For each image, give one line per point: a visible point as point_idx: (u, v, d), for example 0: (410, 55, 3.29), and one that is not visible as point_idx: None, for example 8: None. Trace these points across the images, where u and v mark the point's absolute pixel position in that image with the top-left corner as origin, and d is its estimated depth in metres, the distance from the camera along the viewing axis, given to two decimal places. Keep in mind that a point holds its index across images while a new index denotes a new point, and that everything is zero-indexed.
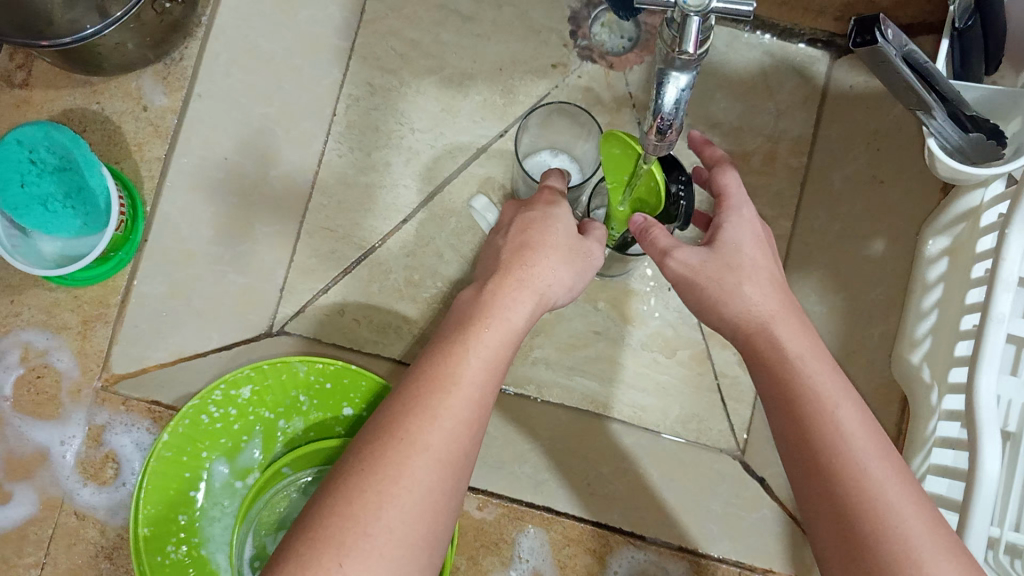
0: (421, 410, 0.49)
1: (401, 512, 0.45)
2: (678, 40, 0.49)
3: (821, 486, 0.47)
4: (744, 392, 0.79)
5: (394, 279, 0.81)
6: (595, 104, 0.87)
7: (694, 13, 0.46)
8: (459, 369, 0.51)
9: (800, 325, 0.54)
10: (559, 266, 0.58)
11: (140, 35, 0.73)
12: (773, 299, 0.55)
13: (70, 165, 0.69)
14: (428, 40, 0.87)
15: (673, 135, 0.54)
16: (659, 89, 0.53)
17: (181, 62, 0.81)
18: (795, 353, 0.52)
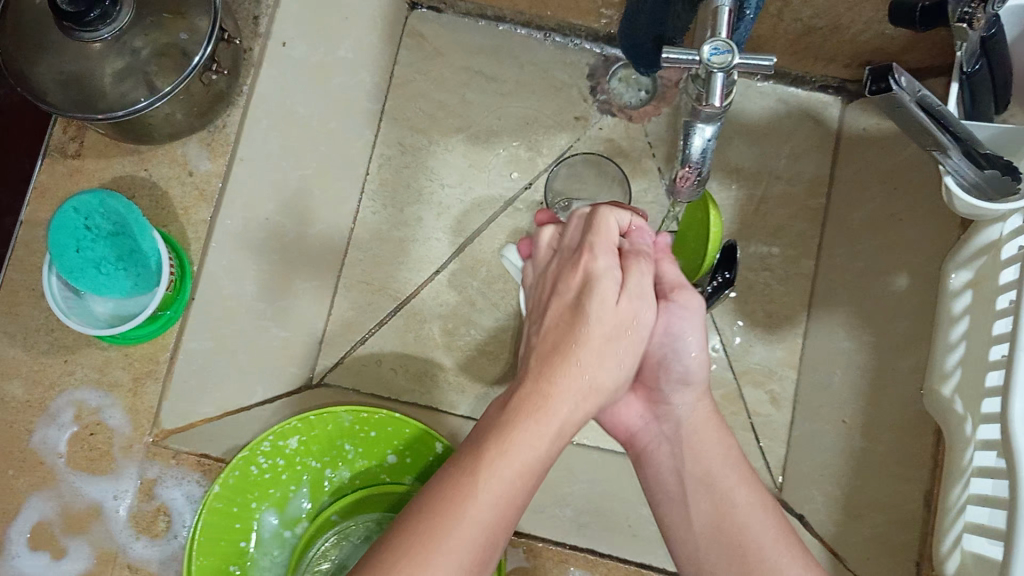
0: (455, 501, 0.50)
1: (448, 565, 0.48)
2: (703, 93, 0.53)
3: (711, 524, 0.60)
4: (778, 430, 0.87)
5: (429, 329, 0.86)
6: (617, 154, 0.92)
7: (718, 69, 0.50)
8: (499, 463, 0.52)
9: (716, 426, 0.65)
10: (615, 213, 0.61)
11: (188, 105, 0.77)
12: (702, 406, 0.65)
13: (124, 230, 0.72)
14: (452, 101, 0.92)
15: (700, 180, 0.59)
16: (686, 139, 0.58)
17: (224, 129, 0.81)
18: (721, 462, 0.62)
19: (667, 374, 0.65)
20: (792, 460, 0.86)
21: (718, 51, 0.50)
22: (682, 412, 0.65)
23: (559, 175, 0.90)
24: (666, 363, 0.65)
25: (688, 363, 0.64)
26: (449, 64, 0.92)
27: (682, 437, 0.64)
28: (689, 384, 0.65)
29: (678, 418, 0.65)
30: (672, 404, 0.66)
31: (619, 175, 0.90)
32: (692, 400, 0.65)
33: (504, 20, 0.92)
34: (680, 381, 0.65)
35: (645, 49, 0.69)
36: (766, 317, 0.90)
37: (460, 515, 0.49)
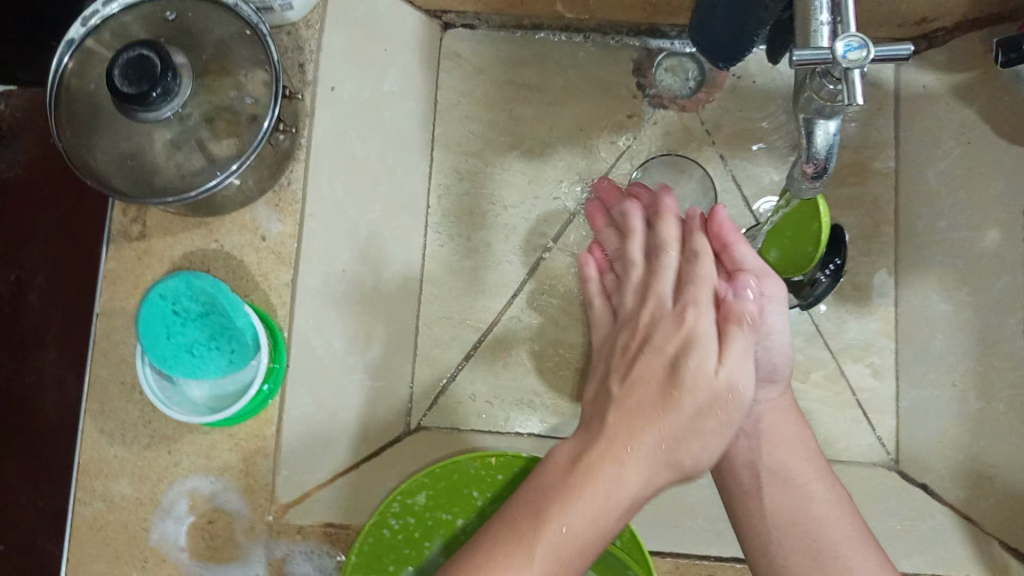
0: (542, 508, 0.49)
1: (537, 573, 0.47)
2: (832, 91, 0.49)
3: (792, 524, 0.61)
4: (885, 403, 0.86)
5: (517, 355, 0.86)
6: (677, 147, 0.89)
7: (853, 68, 0.46)
8: (592, 472, 0.50)
9: (796, 424, 0.67)
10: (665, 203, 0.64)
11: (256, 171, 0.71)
12: (783, 405, 0.67)
13: (213, 307, 0.68)
14: (502, 118, 0.90)
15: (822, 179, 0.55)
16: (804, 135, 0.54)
17: (290, 186, 0.74)
18: (801, 461, 0.64)
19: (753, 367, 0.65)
20: (906, 430, 0.84)
21: (852, 47, 0.46)
22: (763, 404, 0.67)
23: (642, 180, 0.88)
24: (754, 360, 0.66)
25: (776, 359, 0.66)
26: (494, 81, 0.90)
27: (760, 430, 0.66)
28: (773, 380, 0.67)
29: (757, 413, 0.66)
30: (755, 395, 0.67)
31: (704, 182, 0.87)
32: (774, 393, 0.67)
33: (541, 28, 0.90)
34: (767, 377, 0.66)
35: (721, 39, 0.65)
36: (854, 291, 0.89)
37: (595, 484, 0.49)
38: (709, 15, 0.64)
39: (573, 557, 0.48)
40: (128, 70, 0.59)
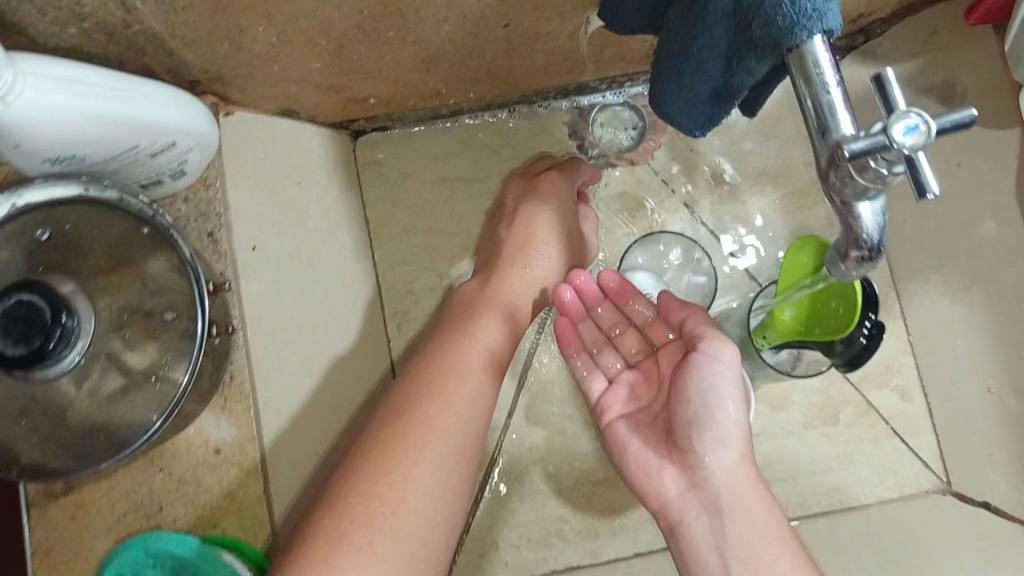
0: (387, 452, 0.52)
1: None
2: (882, 174, 0.41)
3: None
4: (919, 423, 0.79)
5: (531, 481, 0.76)
6: (637, 207, 0.82)
7: (918, 151, 0.38)
8: (416, 430, 0.53)
9: (766, 496, 0.53)
10: (552, 245, 0.71)
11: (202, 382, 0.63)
12: (740, 473, 0.53)
13: (184, 566, 0.60)
14: (445, 221, 0.80)
15: (874, 265, 0.46)
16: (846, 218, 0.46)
17: (234, 380, 0.65)
18: (761, 535, 0.51)
19: (701, 434, 0.54)
20: (948, 448, 0.78)
21: (910, 128, 0.38)
22: (723, 479, 0.53)
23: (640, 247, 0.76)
24: (698, 421, 0.54)
25: (722, 420, 0.53)
26: (425, 182, 0.81)
27: (722, 513, 0.53)
28: (727, 441, 0.53)
29: (714, 489, 0.53)
30: (709, 473, 0.54)
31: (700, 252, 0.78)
32: (737, 465, 0.54)
33: (461, 112, 0.80)
34: (714, 441, 0.53)
35: (692, 88, 0.55)
36: None
37: (433, 399, 0.55)
38: (677, 84, 0.55)
39: (416, 502, 0.50)
40: (12, 326, 0.49)
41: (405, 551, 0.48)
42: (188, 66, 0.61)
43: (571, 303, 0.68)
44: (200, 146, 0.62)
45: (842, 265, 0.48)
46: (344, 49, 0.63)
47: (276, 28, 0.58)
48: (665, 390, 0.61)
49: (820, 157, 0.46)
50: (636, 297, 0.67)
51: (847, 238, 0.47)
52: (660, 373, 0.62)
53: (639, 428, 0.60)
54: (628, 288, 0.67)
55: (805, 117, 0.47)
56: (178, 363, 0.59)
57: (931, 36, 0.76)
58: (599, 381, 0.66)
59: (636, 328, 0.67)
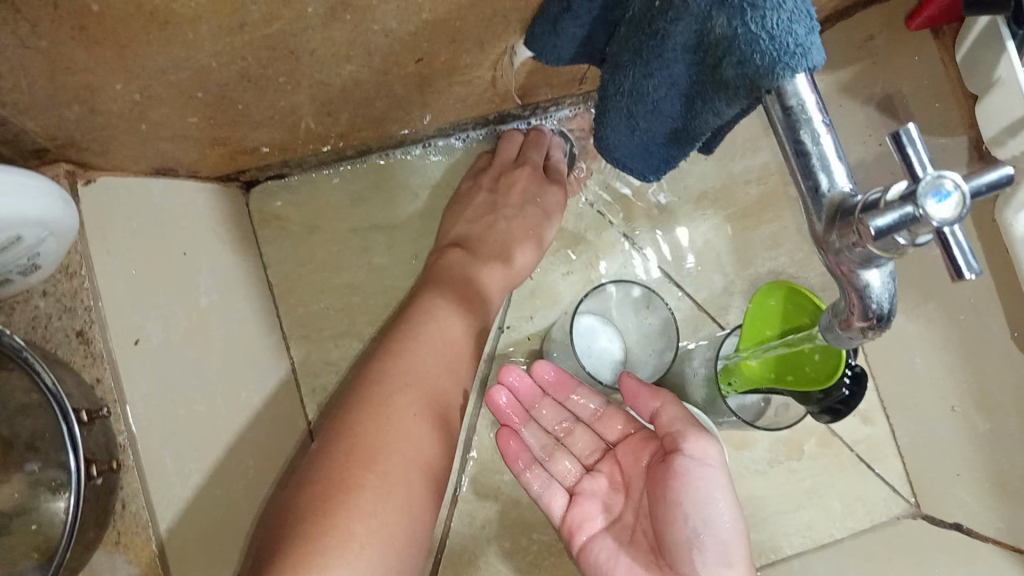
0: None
1: None
2: (899, 244, 0.34)
3: None
4: (881, 447, 0.76)
5: (486, 562, 0.69)
6: (575, 243, 0.76)
7: (948, 223, 0.31)
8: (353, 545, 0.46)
9: None
10: (455, 315, 0.62)
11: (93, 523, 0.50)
12: None
13: None
14: (363, 277, 0.71)
15: (883, 330, 0.40)
16: (850, 282, 0.39)
17: (127, 507, 0.52)
18: None
19: (700, 552, 0.49)
20: (915, 468, 0.74)
21: (941, 195, 0.31)
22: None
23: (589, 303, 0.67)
24: (699, 540, 0.49)
25: (724, 535, 0.49)
26: (335, 234, 0.71)
27: None
28: (726, 554, 0.49)
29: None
30: None
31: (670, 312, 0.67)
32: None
33: (370, 152, 0.70)
34: (721, 561, 0.49)
35: (643, 128, 0.48)
36: None
37: (402, 393, 0.55)
38: (625, 127, 0.49)
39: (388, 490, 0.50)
40: None
41: (387, 517, 0.48)
42: (30, 134, 0.49)
43: (509, 407, 0.63)
44: (55, 233, 0.50)
45: (840, 332, 0.42)
46: (228, 100, 0.52)
47: (138, 83, 0.47)
48: (638, 494, 0.56)
49: (813, 217, 0.39)
50: (579, 389, 0.62)
51: (849, 304, 0.40)
52: (625, 477, 0.57)
53: (620, 543, 0.55)
54: (571, 381, 0.62)
55: (777, 140, 0.40)
56: (51, 499, 0.47)
57: (868, 42, 0.72)
58: (559, 497, 0.58)
59: (585, 423, 0.62)
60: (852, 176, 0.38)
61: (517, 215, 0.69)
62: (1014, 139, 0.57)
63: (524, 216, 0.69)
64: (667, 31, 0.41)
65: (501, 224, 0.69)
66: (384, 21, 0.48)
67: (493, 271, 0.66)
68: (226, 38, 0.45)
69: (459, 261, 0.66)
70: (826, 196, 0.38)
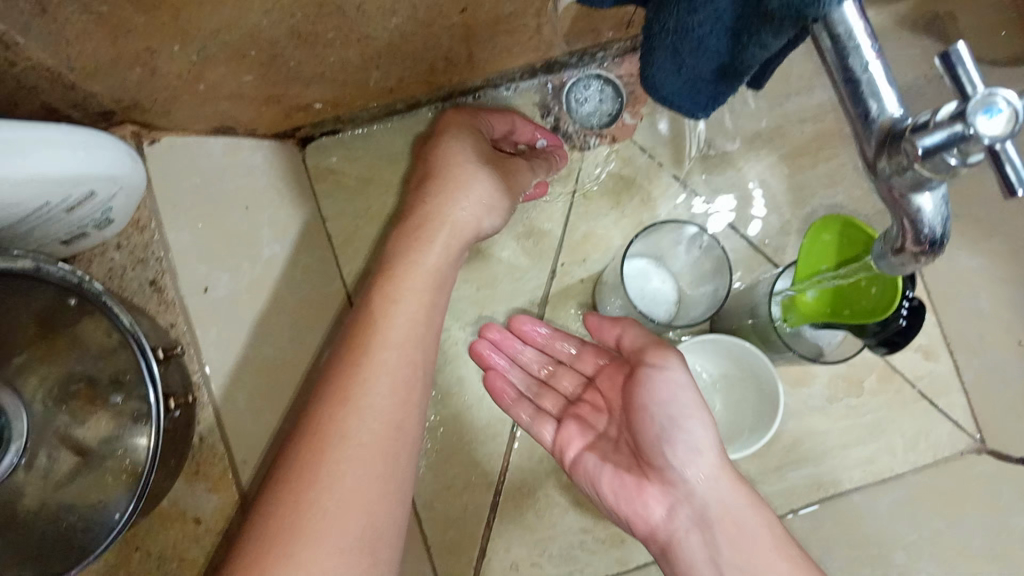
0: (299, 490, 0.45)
1: None
2: (948, 169, 0.34)
3: None
4: (947, 382, 0.74)
5: (544, 496, 0.72)
6: (626, 189, 0.74)
7: (999, 141, 0.31)
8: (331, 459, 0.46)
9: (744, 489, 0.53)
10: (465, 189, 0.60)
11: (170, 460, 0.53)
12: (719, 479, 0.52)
13: None
14: None
15: (936, 256, 0.39)
16: (900, 205, 0.38)
17: (205, 442, 0.58)
18: (745, 529, 0.51)
19: (673, 450, 0.52)
20: (980, 404, 0.73)
21: (991, 113, 0.31)
22: (704, 485, 0.52)
23: (634, 244, 0.67)
24: (669, 434, 0.52)
25: (692, 427, 0.51)
26: (389, 186, 0.73)
27: (710, 519, 0.52)
28: (698, 448, 0.52)
29: (698, 497, 0.52)
30: (693, 485, 0.52)
31: (716, 239, 0.66)
32: (712, 471, 0.52)
33: (420, 104, 0.71)
34: (690, 450, 0.51)
35: (690, 65, 0.48)
36: None
37: (395, 275, 0.55)
38: (672, 65, 0.48)
39: (350, 540, 0.44)
40: None
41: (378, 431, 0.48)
42: (97, 98, 0.52)
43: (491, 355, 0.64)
44: (123, 189, 0.53)
45: (893, 259, 0.41)
46: (276, 59, 0.54)
47: (194, 45, 0.49)
48: (618, 414, 0.58)
49: (863, 142, 0.39)
50: (550, 330, 0.63)
51: (900, 229, 0.40)
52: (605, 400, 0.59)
53: (605, 455, 0.57)
54: (544, 326, 0.64)
55: (827, 71, 0.39)
56: (136, 432, 0.52)
57: None
58: (547, 427, 0.61)
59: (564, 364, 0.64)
60: (904, 100, 0.38)
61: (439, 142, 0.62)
62: None
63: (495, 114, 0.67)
64: None
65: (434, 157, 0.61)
66: None
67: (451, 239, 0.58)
68: None
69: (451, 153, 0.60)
70: (875, 121, 0.38)
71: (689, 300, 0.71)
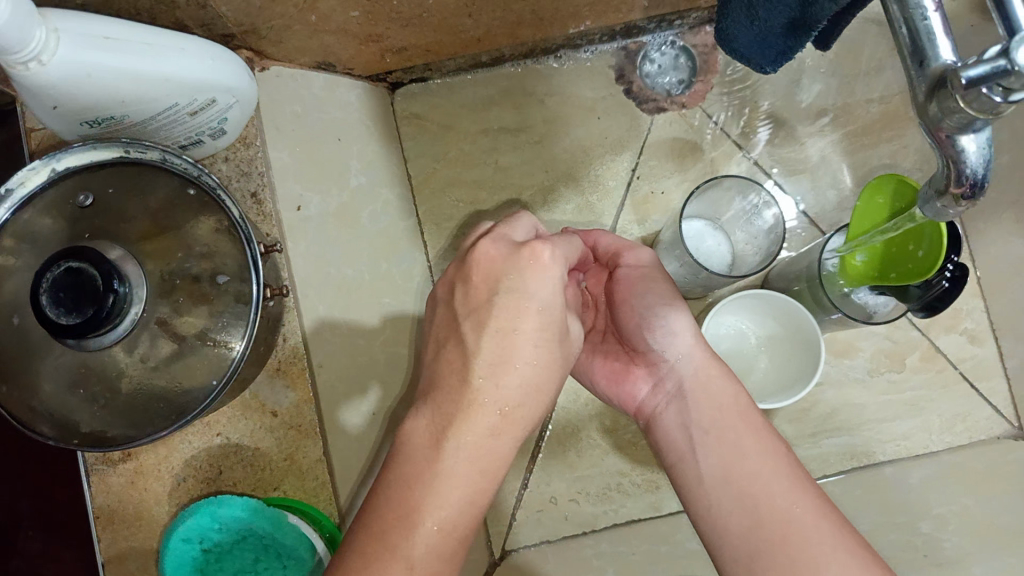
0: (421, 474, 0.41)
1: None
2: (992, 106, 0.37)
3: (734, 492, 0.47)
4: (989, 367, 0.77)
5: (588, 438, 0.76)
6: (691, 153, 0.78)
7: None
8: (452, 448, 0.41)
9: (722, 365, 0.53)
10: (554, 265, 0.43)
11: (257, 349, 0.58)
12: (697, 353, 0.53)
13: (247, 533, 0.58)
14: (490, 173, 0.78)
15: (978, 199, 0.42)
16: (946, 147, 0.42)
17: (286, 342, 0.62)
18: (731, 404, 0.51)
19: (651, 329, 0.54)
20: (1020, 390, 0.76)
21: None
22: (678, 364, 0.53)
23: (689, 204, 0.71)
24: (648, 325, 0.54)
25: (670, 321, 0.53)
26: (467, 134, 0.78)
27: (687, 389, 0.53)
28: (671, 327, 0.53)
29: (676, 373, 0.53)
30: (668, 359, 0.54)
31: (780, 211, 0.68)
32: (688, 348, 0.53)
33: (502, 60, 0.77)
34: (667, 334, 0.53)
35: (759, 20, 0.52)
36: None
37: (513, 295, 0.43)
38: (744, 17, 0.53)
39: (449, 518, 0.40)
40: (59, 293, 0.44)
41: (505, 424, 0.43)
42: (222, 20, 0.58)
43: None
44: (240, 102, 0.59)
45: (937, 203, 0.45)
46: None
47: None
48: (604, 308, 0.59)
49: (916, 87, 0.42)
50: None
51: (945, 173, 0.43)
52: (591, 296, 0.60)
53: (593, 345, 0.59)
54: None
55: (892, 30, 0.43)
56: (235, 322, 0.55)
57: None
58: None
59: None
60: (958, 51, 0.41)
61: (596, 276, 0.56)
62: None
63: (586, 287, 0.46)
64: None
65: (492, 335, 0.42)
66: None
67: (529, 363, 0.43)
68: None
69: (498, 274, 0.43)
70: (929, 66, 0.41)
71: (740, 262, 0.74)
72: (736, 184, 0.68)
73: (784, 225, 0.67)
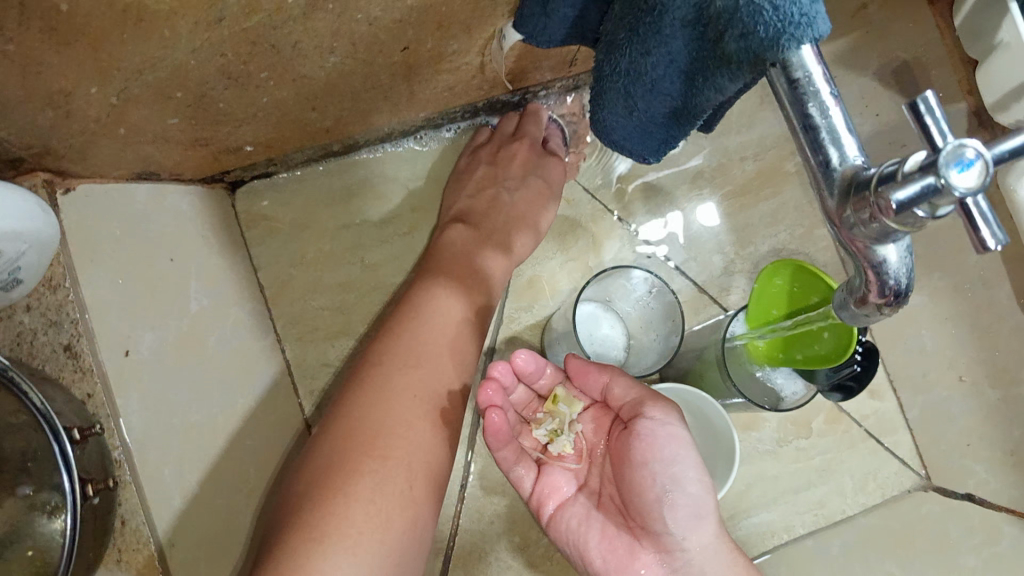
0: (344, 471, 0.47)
1: None
2: (918, 219, 0.33)
3: None
4: (892, 420, 0.74)
5: (498, 558, 0.68)
6: (572, 230, 0.74)
7: (971, 195, 0.30)
8: (370, 464, 0.48)
9: (732, 544, 0.54)
10: (534, 205, 0.68)
11: (87, 548, 0.47)
12: (716, 541, 0.53)
13: None
14: (357, 273, 0.70)
15: (903, 306, 0.38)
16: (870, 253, 0.37)
17: (127, 524, 0.51)
18: None
19: (673, 511, 0.51)
20: (924, 440, 0.73)
21: (962, 167, 0.30)
22: (698, 552, 0.52)
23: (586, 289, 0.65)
24: (669, 498, 0.50)
25: (693, 490, 0.51)
26: (326, 231, 0.70)
27: None
28: (702, 517, 0.52)
29: (695, 565, 0.53)
30: (686, 546, 0.52)
31: (675, 296, 0.64)
32: (709, 536, 0.52)
33: (356, 148, 0.69)
34: (692, 519, 0.51)
35: (642, 108, 0.47)
36: None
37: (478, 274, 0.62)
38: (623, 108, 0.47)
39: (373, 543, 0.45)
40: None
41: (424, 438, 0.51)
42: (2, 144, 0.47)
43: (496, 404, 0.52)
44: (35, 245, 0.48)
45: (856, 310, 0.41)
46: (207, 100, 0.51)
47: (113, 86, 0.45)
48: (604, 460, 0.57)
49: (824, 192, 0.37)
50: (549, 371, 0.57)
51: (864, 281, 0.39)
52: (588, 446, 0.58)
53: (590, 509, 0.56)
54: (542, 366, 0.56)
55: (788, 122, 0.38)
56: (53, 509, 0.45)
57: (860, 12, 0.72)
58: (528, 472, 0.57)
59: None
60: (864, 147, 0.36)
61: (520, 189, 0.68)
62: (1018, 105, 0.56)
63: (526, 188, 0.68)
64: (664, 6, 0.40)
65: (512, 199, 0.68)
66: (368, 10, 0.46)
67: (497, 247, 0.65)
68: (204, 34, 0.43)
69: (463, 241, 0.64)
70: (837, 170, 0.36)
71: (636, 348, 0.70)
72: (629, 270, 0.64)
73: (682, 313, 0.64)
